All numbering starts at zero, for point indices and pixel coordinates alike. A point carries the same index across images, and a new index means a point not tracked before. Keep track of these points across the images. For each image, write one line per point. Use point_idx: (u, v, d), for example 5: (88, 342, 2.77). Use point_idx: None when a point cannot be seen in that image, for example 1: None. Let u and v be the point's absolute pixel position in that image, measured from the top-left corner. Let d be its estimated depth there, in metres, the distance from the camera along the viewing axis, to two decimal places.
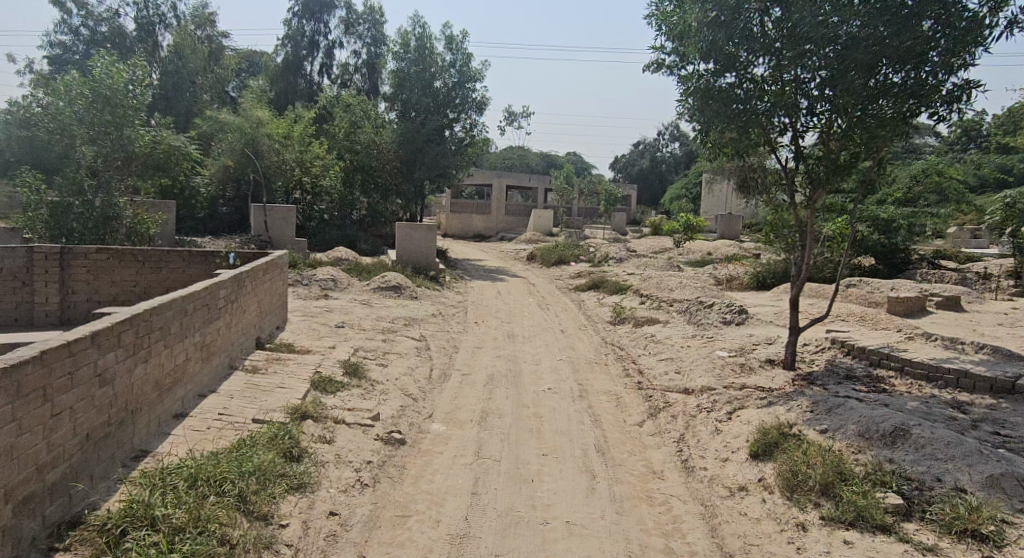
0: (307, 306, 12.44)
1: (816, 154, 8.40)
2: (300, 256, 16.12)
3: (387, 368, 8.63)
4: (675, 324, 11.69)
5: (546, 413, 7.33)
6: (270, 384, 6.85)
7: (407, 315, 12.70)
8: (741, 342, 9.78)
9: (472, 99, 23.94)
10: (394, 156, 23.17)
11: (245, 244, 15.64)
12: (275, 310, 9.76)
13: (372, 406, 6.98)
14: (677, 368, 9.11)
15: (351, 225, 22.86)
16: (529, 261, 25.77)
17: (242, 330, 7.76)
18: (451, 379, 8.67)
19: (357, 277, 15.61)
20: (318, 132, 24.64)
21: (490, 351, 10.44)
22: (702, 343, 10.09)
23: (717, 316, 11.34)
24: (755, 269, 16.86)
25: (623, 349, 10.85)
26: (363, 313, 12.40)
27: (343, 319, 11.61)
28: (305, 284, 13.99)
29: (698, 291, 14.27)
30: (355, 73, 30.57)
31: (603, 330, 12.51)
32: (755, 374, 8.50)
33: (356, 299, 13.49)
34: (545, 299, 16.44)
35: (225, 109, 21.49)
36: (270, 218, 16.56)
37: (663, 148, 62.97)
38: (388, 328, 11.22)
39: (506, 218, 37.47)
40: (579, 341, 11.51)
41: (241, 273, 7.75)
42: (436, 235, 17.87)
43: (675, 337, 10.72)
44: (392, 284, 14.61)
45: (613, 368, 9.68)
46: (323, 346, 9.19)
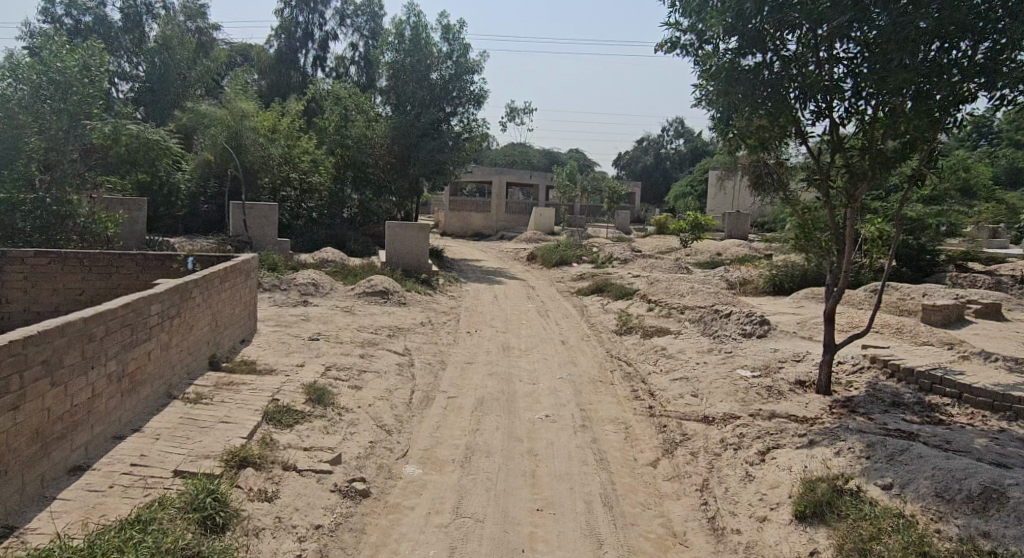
0: (282, 314, 11.33)
1: (856, 145, 7.24)
2: (281, 258, 15.03)
3: (360, 391, 7.50)
4: (687, 335, 10.54)
5: (542, 450, 6.22)
6: (211, 418, 5.72)
7: (393, 325, 11.58)
8: (766, 360, 8.62)
9: (470, 92, 22.85)
10: (387, 152, 22.08)
11: (222, 245, 14.56)
12: (238, 321, 8.66)
13: (334, 444, 5.84)
14: (694, 391, 7.96)
15: (343, 224, 21.75)
16: (528, 262, 24.65)
17: (188, 348, 6.65)
18: (434, 404, 7.54)
19: (343, 280, 14.51)
20: (308, 127, 23.47)
21: (482, 368, 9.31)
22: (721, 360, 8.92)
23: (735, 327, 10.18)
24: (770, 273, 15.73)
25: (630, 364, 9.73)
26: (344, 323, 11.28)
27: (320, 330, 10.49)
28: (284, 289, 12.90)
29: (710, 296, 13.12)
30: (350, 66, 29.35)
31: (608, 342, 11.36)
32: (786, 400, 7.34)
33: (337, 306, 12.37)
34: (546, 304, 15.32)
35: (208, 101, 20.37)
36: (250, 217, 15.45)
37: (667, 145, 61.82)
38: (370, 341, 10.10)
39: (506, 217, 36.34)
40: (582, 356, 10.35)
41: (189, 282, 6.63)
42: (429, 235, 16.77)
43: (689, 352, 9.56)
44: (379, 289, 13.48)
45: (619, 389, 8.54)
46: (289, 365, 8.06)
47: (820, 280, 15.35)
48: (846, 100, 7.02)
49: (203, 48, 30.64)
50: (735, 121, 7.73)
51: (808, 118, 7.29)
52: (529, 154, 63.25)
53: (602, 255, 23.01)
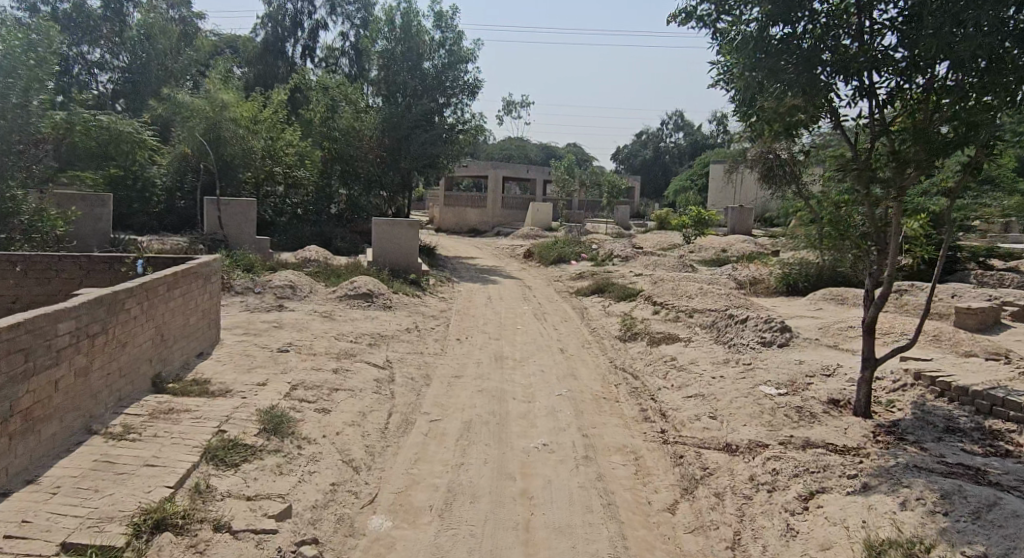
0: (253, 322, 10.31)
1: (902, 128, 6.19)
2: (258, 258, 14.02)
3: (327, 417, 6.48)
4: (699, 344, 9.53)
5: (538, 492, 5.21)
6: (133, 458, 4.67)
7: (376, 332, 10.56)
8: (791, 375, 7.61)
9: (464, 82, 21.78)
10: (376, 145, 21.10)
11: (193, 244, 13.54)
12: (193, 332, 7.64)
13: (287, 490, 4.82)
14: (713, 412, 6.96)
15: (330, 220, 20.70)
16: (525, 259, 23.64)
17: (122, 369, 5.63)
18: (413, 430, 6.52)
19: (325, 281, 13.51)
20: (295, 119, 22.41)
21: (473, 382, 8.31)
22: (740, 374, 7.91)
23: (752, 334, 9.17)
24: (783, 271, 14.78)
25: (636, 377, 8.73)
26: (320, 330, 10.26)
27: (293, 339, 9.48)
28: (258, 292, 11.88)
29: (721, 298, 12.12)
30: (341, 56, 28.23)
31: (611, 350, 10.36)
32: (821, 424, 6.33)
33: (316, 311, 11.35)
34: (543, 306, 14.32)
35: (186, 90, 19.26)
36: (225, 213, 14.43)
37: (666, 138, 60.94)
38: (348, 351, 9.11)
39: (502, 213, 35.32)
40: (583, 367, 9.35)
41: (123, 292, 5.62)
42: (418, 232, 15.74)
43: (704, 365, 8.56)
44: (362, 292, 12.45)
45: (626, 409, 7.53)
46: (249, 384, 7.05)
47: (836, 279, 14.38)
48: (892, 77, 6.00)
49: (188, 38, 29.38)
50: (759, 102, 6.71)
51: (842, 98, 6.32)
52: (526, 149, 62.25)
53: (602, 252, 22.03)
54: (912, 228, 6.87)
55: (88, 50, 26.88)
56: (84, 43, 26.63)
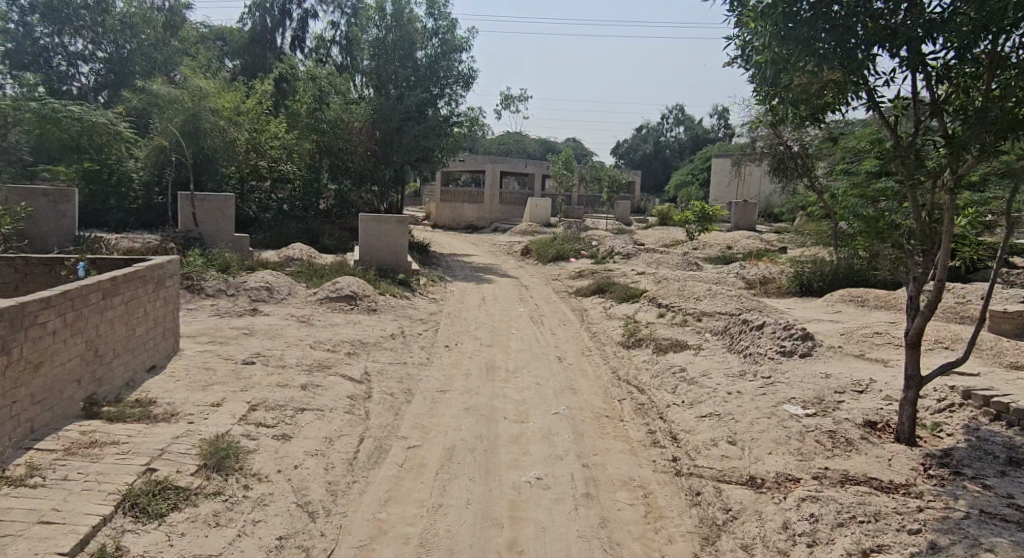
0: (221, 328, 9.43)
1: (959, 108, 5.28)
2: (235, 257, 13.13)
3: (287, 445, 5.59)
4: (709, 354, 8.64)
5: (529, 546, 4.35)
6: (25, 514, 3.83)
7: (356, 339, 9.66)
8: (818, 392, 6.73)
9: (458, 72, 20.91)
10: (367, 137, 20.18)
11: (165, 242, 12.64)
12: (140, 345, 6.76)
13: (222, 551, 3.97)
14: (730, 437, 6.08)
15: (318, 216, 19.78)
16: (523, 257, 22.77)
17: (31, 395, 4.79)
18: (386, 460, 5.64)
19: (306, 281, 12.61)
20: (281, 112, 21.46)
21: (459, 399, 7.42)
22: (760, 390, 7.03)
23: (769, 342, 8.26)
24: (796, 270, 13.92)
25: (643, 392, 7.84)
26: (296, 337, 9.37)
27: (263, 349, 8.59)
28: (231, 295, 10.99)
29: (731, 300, 11.23)
30: (331, 46, 27.29)
31: (614, 358, 9.47)
32: (859, 454, 5.44)
33: (292, 316, 10.45)
34: (540, 308, 13.43)
35: (164, 79, 18.36)
36: (199, 209, 13.55)
37: (667, 133, 60.06)
38: (323, 362, 8.22)
39: (499, 209, 34.40)
40: (583, 379, 8.48)
41: (31, 305, 4.79)
42: (407, 228, 14.83)
43: (718, 378, 7.69)
44: (345, 294, 11.56)
45: (631, 430, 6.65)
46: (200, 405, 6.16)
47: (853, 279, 13.52)
48: (950, 47, 5.08)
49: (173, 28, 28.37)
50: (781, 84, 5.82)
51: (878, 77, 5.44)
52: (524, 143, 61.18)
53: (602, 249, 21.13)
54: (961, 225, 5.98)
55: (71, 41, 25.81)
56: (67, 34, 25.56)
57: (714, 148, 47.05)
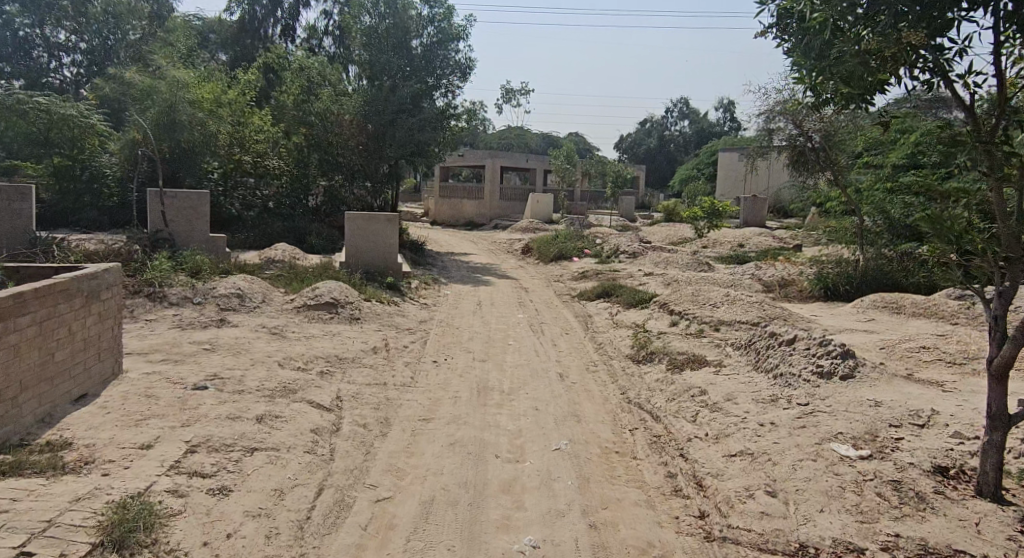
0: (180, 342, 8.37)
1: None
2: (208, 259, 12.08)
3: (223, 501, 4.54)
4: (733, 374, 7.53)
5: None
6: None
7: (332, 354, 8.61)
8: (869, 426, 5.63)
9: (455, 63, 19.79)
10: (357, 130, 19.00)
11: (130, 243, 11.59)
12: (63, 372, 5.73)
13: None
14: (768, 486, 4.98)
15: (307, 214, 18.72)
16: (524, 255, 21.68)
17: None
18: (348, 520, 4.59)
19: (285, 286, 11.54)
20: (267, 104, 20.37)
21: (442, 430, 6.34)
22: (798, 423, 5.93)
23: (803, 360, 7.14)
24: (818, 273, 12.91)
25: (658, 422, 6.74)
26: (264, 353, 8.32)
27: (224, 367, 7.53)
28: (198, 302, 9.93)
29: (753, 307, 10.15)
30: (324, 37, 26.23)
31: (624, 376, 8.38)
32: (936, 516, 4.36)
33: (263, 327, 9.39)
34: (540, 314, 12.35)
35: (140, 68, 17.29)
36: (170, 207, 12.49)
37: (672, 127, 59.02)
38: (290, 385, 7.16)
39: (500, 205, 33.34)
40: (588, 403, 7.39)
41: None
42: (397, 228, 13.73)
43: (745, 405, 6.58)
44: (325, 301, 10.47)
45: (647, 473, 5.56)
46: (124, 447, 5.08)
47: (883, 281, 12.44)
48: None
49: (159, 19, 27.24)
50: (828, 61, 4.77)
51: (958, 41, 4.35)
52: (526, 137, 60.04)
53: (606, 248, 20.09)
54: None
55: (52, 32, 24.55)
56: (48, 25, 24.28)
57: (721, 142, 46.08)
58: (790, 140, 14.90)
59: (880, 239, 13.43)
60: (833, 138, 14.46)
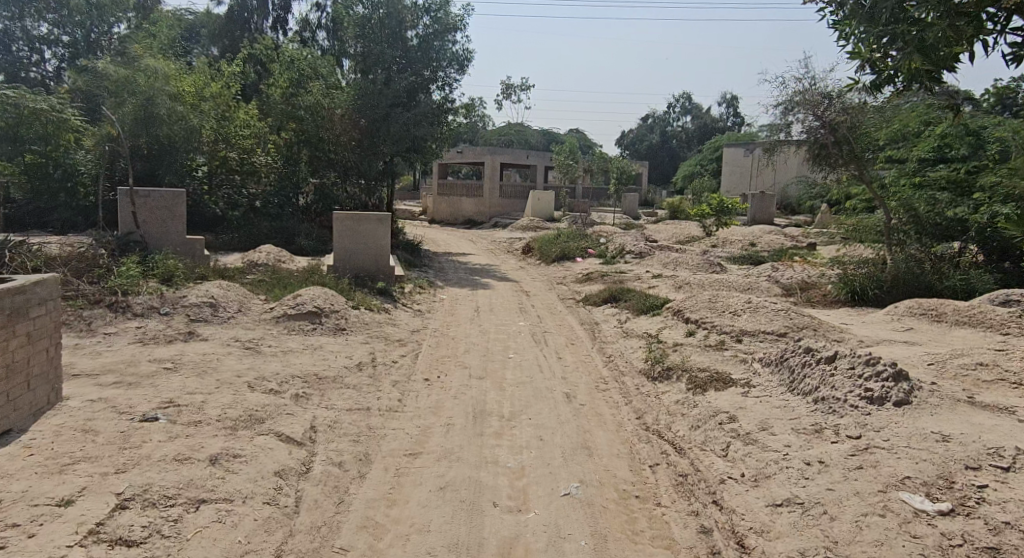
0: (137, 360, 7.42)
1: None
2: (182, 263, 11.15)
3: None
4: (764, 398, 6.58)
5: None
6: None
7: (311, 373, 7.67)
8: (942, 469, 4.70)
9: (451, 55, 18.81)
10: (349, 126, 17.71)
11: (97, 245, 10.67)
12: None
13: None
14: (830, 551, 4.06)
15: (296, 214, 17.75)
16: (525, 255, 20.75)
17: None
18: None
19: (266, 293, 10.60)
20: (255, 99, 19.40)
21: (431, 470, 5.41)
22: (854, 462, 4.99)
23: (846, 383, 6.19)
24: (844, 275, 11.95)
25: (682, 456, 5.80)
26: (233, 372, 7.37)
27: (184, 391, 6.60)
28: (166, 312, 9.00)
29: (778, 316, 9.20)
30: (317, 29, 25.29)
31: (639, 397, 7.44)
32: None
33: (236, 341, 8.46)
34: (542, 322, 11.41)
35: (116, 59, 16.34)
36: (143, 207, 11.56)
37: (674, 123, 58.20)
38: (258, 412, 6.21)
39: (500, 203, 32.41)
40: (601, 431, 6.45)
41: None
42: (388, 229, 12.76)
43: (784, 437, 5.64)
44: (307, 311, 9.52)
45: (676, 528, 4.63)
46: (37, 504, 4.15)
47: (916, 284, 11.49)
48: None
49: (144, 10, 26.28)
50: (900, 29, 4.09)
51: None
52: (526, 133, 59.09)
53: (612, 247, 19.13)
54: None
55: (33, 25, 23.67)
56: (29, 17, 23.40)
57: (726, 137, 45.25)
58: (809, 133, 13.21)
59: (905, 228, 12.71)
60: (857, 129, 12.87)
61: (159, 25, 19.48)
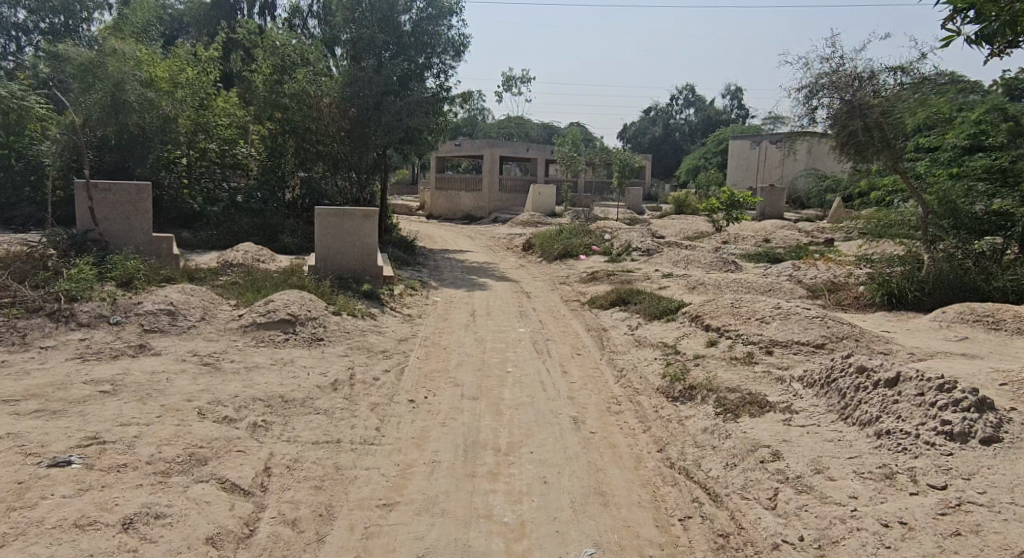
0: (70, 381, 6.32)
1: None
2: (143, 264, 10.02)
3: None
4: (814, 431, 5.46)
5: None
6: None
7: (277, 395, 6.57)
8: None
9: (447, 41, 17.66)
10: (339, 115, 16.58)
11: (48, 246, 9.57)
12: None
13: None
14: None
15: (281, 209, 16.63)
16: (525, 253, 19.64)
17: None
18: None
19: (237, 297, 9.48)
20: (238, 87, 18.24)
21: (409, 531, 4.31)
22: (948, 525, 3.90)
23: (917, 413, 5.08)
24: (878, 275, 10.94)
25: (720, 507, 4.71)
26: (182, 395, 6.25)
27: (116, 422, 5.50)
28: (116, 322, 7.91)
29: (814, 324, 8.10)
30: (307, 16, 24.13)
31: (659, 423, 6.34)
32: None
33: (194, 356, 7.35)
34: (545, 328, 10.31)
35: (85, 43, 15.17)
36: (104, 201, 10.46)
37: (676, 115, 57.05)
38: (201, 450, 5.10)
39: (500, 197, 31.28)
40: (616, 470, 5.33)
41: None
42: (375, 225, 11.63)
43: (847, 485, 4.53)
44: (279, 320, 8.40)
45: None
46: None
47: (960, 285, 10.40)
48: None
49: None
50: None
51: None
52: (526, 126, 57.89)
53: (617, 244, 18.00)
54: None
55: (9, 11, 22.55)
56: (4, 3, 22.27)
57: (731, 129, 44.10)
58: (836, 121, 12.15)
59: (940, 221, 11.52)
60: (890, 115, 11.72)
61: (136, 9, 18.32)
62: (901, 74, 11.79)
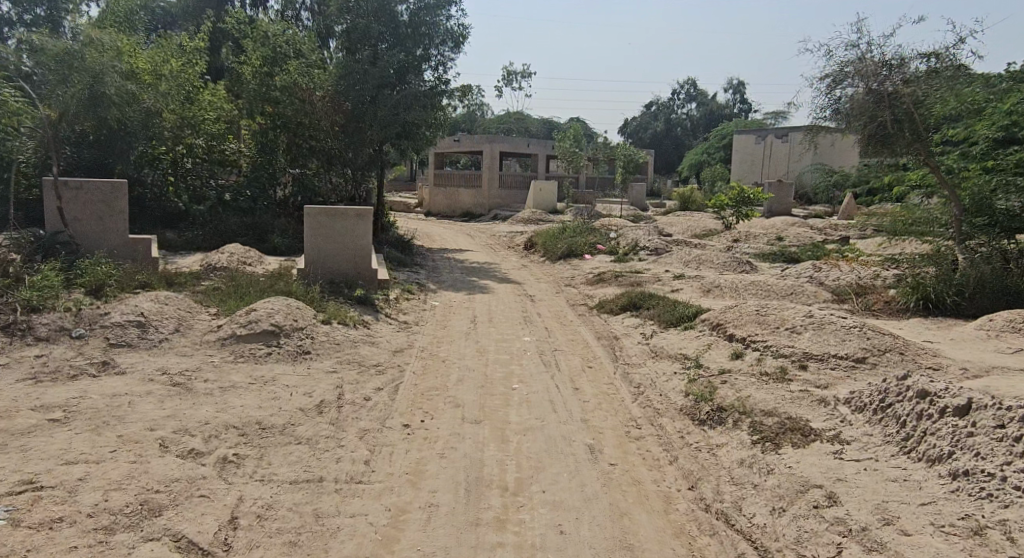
0: (16, 408, 5.55)
1: None
2: (116, 269, 9.24)
3: None
4: (873, 468, 4.69)
5: None
6: None
7: (255, 422, 5.79)
8: None
9: (446, 31, 16.83)
10: (332, 109, 15.74)
11: (12, 250, 8.81)
12: None
13: None
14: None
15: (271, 208, 15.86)
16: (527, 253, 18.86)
17: None
18: None
19: (218, 305, 8.69)
20: (227, 79, 17.40)
21: None
22: None
23: (1000, 450, 4.31)
24: (910, 278, 10.18)
25: None
26: (144, 423, 5.47)
27: (61, 460, 4.72)
28: (79, 336, 7.15)
29: (851, 334, 7.32)
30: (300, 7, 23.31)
31: (686, 453, 5.57)
32: None
33: (163, 375, 6.57)
34: (552, 336, 9.52)
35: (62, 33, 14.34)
36: (76, 200, 9.70)
37: (678, 110, 56.14)
38: (156, 497, 4.32)
39: (500, 194, 30.52)
40: (643, 515, 4.56)
41: None
42: (369, 226, 10.87)
43: (926, 544, 3.80)
44: (261, 333, 7.61)
45: None
46: None
47: (999, 289, 9.65)
48: None
49: None
50: None
51: None
52: (526, 122, 57.02)
53: (623, 243, 17.20)
54: None
55: None
56: None
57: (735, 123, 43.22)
58: (862, 112, 11.35)
59: (973, 218, 10.91)
60: (922, 107, 10.93)
61: None
62: (932, 62, 10.98)
